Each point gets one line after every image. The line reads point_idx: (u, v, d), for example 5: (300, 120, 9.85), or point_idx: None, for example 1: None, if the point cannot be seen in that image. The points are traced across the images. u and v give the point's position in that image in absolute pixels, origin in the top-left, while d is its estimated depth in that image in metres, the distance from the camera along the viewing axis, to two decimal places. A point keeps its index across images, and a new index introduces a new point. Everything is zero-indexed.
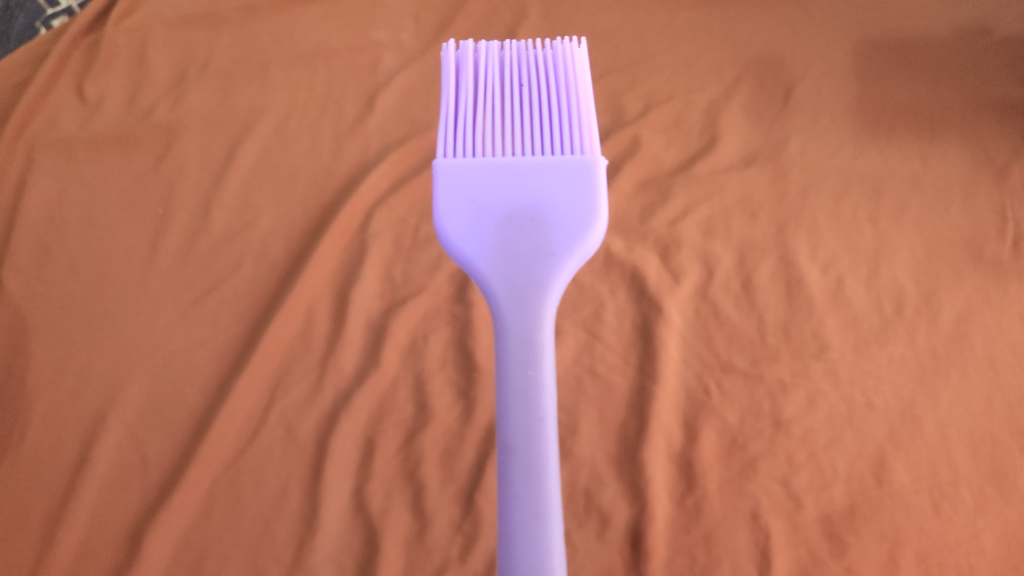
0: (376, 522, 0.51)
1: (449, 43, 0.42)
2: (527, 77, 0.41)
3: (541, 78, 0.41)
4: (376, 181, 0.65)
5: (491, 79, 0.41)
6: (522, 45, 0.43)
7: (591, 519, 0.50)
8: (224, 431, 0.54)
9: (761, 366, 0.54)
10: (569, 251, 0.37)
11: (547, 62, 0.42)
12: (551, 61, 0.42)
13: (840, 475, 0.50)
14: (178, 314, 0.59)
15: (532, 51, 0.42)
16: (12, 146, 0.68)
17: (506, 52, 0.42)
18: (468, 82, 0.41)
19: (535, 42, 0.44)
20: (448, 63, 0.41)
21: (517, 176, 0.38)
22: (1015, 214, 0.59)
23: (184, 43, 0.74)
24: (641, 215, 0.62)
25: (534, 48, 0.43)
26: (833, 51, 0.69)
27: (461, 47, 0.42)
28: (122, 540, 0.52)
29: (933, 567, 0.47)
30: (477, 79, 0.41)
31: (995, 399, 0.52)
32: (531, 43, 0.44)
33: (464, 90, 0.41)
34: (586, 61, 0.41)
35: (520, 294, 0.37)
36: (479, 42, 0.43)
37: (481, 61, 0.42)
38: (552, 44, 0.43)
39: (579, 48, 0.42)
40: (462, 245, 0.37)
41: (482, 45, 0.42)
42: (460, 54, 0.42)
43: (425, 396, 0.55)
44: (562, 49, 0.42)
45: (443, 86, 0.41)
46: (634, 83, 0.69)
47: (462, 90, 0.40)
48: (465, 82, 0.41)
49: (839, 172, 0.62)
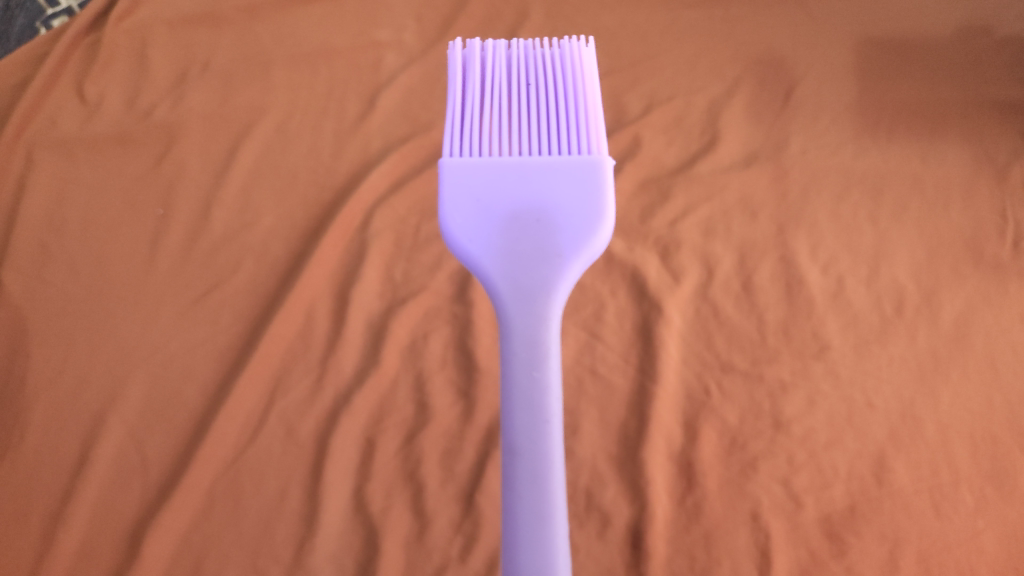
0: (377, 521, 0.51)
1: (455, 40, 0.42)
2: (533, 76, 0.41)
3: (548, 78, 0.41)
4: (376, 181, 0.65)
5: (497, 78, 0.41)
6: (528, 44, 0.43)
7: (591, 519, 0.50)
8: (224, 431, 0.54)
9: (761, 366, 0.54)
10: (575, 251, 0.37)
11: (555, 61, 0.42)
12: (558, 60, 0.42)
13: (840, 475, 0.50)
14: (178, 314, 0.59)
15: (539, 49, 0.42)
16: (12, 146, 0.68)
17: (512, 51, 0.42)
18: (475, 81, 0.41)
19: (542, 40, 0.44)
20: (455, 60, 0.41)
21: (522, 176, 0.38)
22: (1015, 214, 0.59)
23: (185, 43, 0.74)
24: (641, 215, 0.62)
25: (540, 47, 0.42)
26: (834, 51, 0.69)
27: (468, 45, 0.42)
28: (121, 540, 0.52)
29: (933, 568, 0.47)
30: (482, 79, 0.41)
31: (995, 399, 0.52)
32: (537, 42, 0.44)
33: (470, 89, 0.40)
34: (594, 61, 0.41)
35: (526, 294, 0.37)
36: (485, 41, 0.42)
37: (488, 60, 0.41)
38: (559, 42, 0.43)
39: (587, 48, 0.42)
40: (467, 245, 0.37)
41: (488, 43, 0.42)
42: (466, 52, 0.42)
43: (425, 396, 0.55)
44: (570, 48, 0.42)
45: (450, 85, 0.41)
46: (635, 83, 0.69)
47: (468, 90, 0.40)
48: (471, 80, 0.41)
49: (840, 172, 0.62)
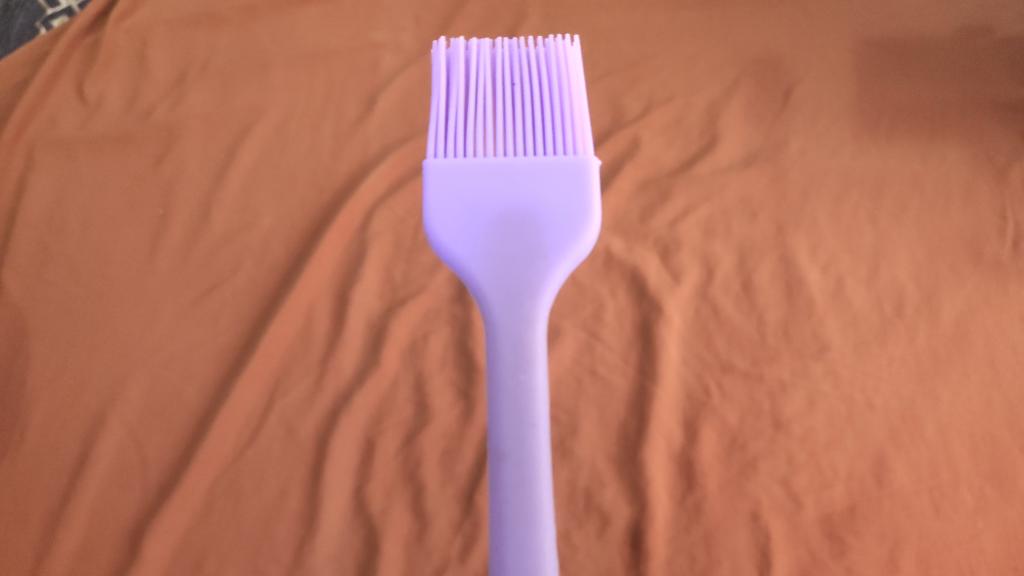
0: (377, 522, 0.51)
1: (440, 39, 0.42)
2: (519, 75, 0.41)
3: (535, 76, 0.41)
4: (376, 181, 0.65)
5: (482, 77, 0.41)
6: (514, 43, 0.43)
7: (591, 520, 0.50)
8: (224, 431, 0.54)
9: (761, 366, 0.54)
10: (562, 253, 0.37)
11: (540, 60, 0.42)
12: (543, 59, 0.42)
13: (840, 475, 0.50)
14: (178, 314, 0.59)
15: (524, 48, 0.42)
16: (12, 146, 0.68)
17: (497, 50, 0.42)
18: (460, 80, 0.41)
19: (528, 38, 0.44)
20: (439, 60, 0.41)
21: (508, 176, 0.38)
22: (1015, 215, 0.59)
23: (184, 43, 0.74)
24: (641, 215, 0.62)
25: (526, 45, 0.42)
26: (832, 51, 0.69)
27: (453, 44, 0.42)
28: (121, 541, 0.52)
29: (933, 568, 0.47)
30: (467, 78, 0.41)
31: (995, 399, 0.52)
32: (524, 40, 0.44)
33: (454, 88, 0.41)
34: (579, 59, 0.41)
35: (512, 297, 0.37)
36: (470, 40, 0.43)
37: (472, 59, 0.41)
38: (544, 41, 0.43)
39: (572, 46, 0.42)
40: (453, 247, 0.38)
41: (473, 43, 0.42)
42: (451, 51, 0.42)
43: (425, 396, 0.55)
44: (556, 47, 0.42)
45: (434, 84, 0.41)
46: (635, 83, 0.69)
47: (453, 90, 0.40)
48: (456, 78, 0.41)
49: (839, 172, 0.62)
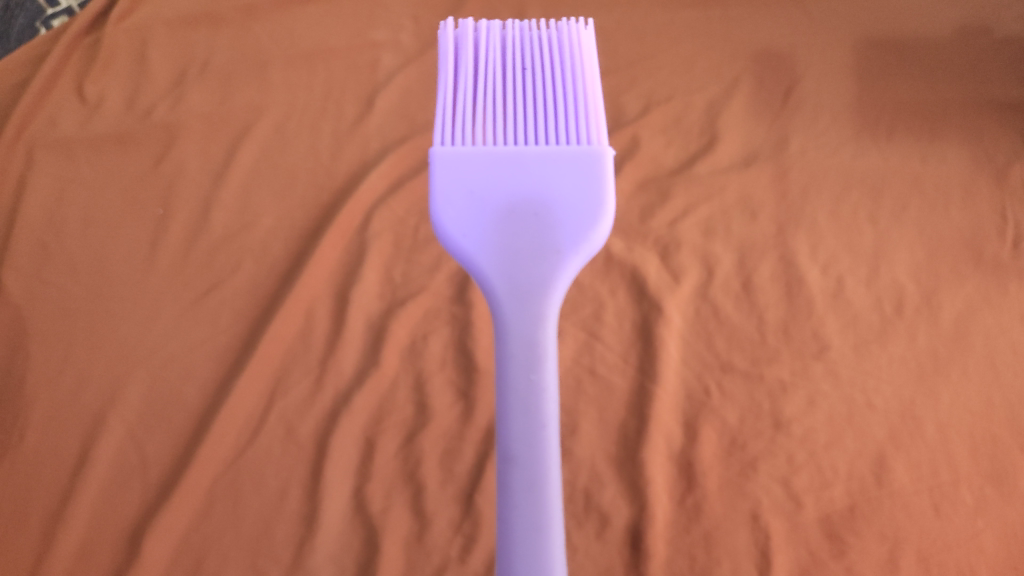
0: (377, 522, 0.51)
1: (448, 20, 0.42)
2: (530, 59, 0.41)
3: (548, 61, 0.41)
4: (375, 181, 0.65)
5: (492, 60, 0.41)
6: (525, 25, 0.43)
7: (590, 520, 0.50)
8: (225, 431, 0.54)
9: (761, 366, 0.54)
10: (575, 247, 0.37)
11: (552, 43, 0.42)
12: (556, 42, 0.42)
13: (840, 475, 0.50)
14: (178, 313, 0.59)
15: (535, 31, 0.42)
16: (12, 146, 0.68)
17: (506, 32, 0.42)
18: (468, 63, 0.40)
19: (538, 22, 0.44)
20: (447, 42, 0.41)
21: (519, 166, 0.37)
22: (1015, 214, 0.59)
23: (183, 42, 0.74)
24: (641, 215, 0.62)
25: (537, 29, 0.42)
26: (833, 50, 0.69)
27: (461, 25, 0.42)
28: (121, 541, 0.52)
29: (933, 567, 0.47)
30: (476, 61, 0.41)
31: (995, 399, 0.52)
32: (533, 23, 0.44)
33: (463, 71, 0.40)
34: (592, 43, 0.41)
35: (522, 293, 0.37)
36: (480, 21, 0.42)
37: (482, 42, 0.41)
38: (555, 25, 0.43)
39: (585, 30, 0.42)
40: (461, 240, 0.37)
41: (482, 25, 0.42)
42: (458, 33, 0.42)
43: (425, 396, 0.55)
44: (567, 31, 0.42)
45: (442, 66, 0.40)
46: (634, 83, 0.69)
47: (461, 72, 0.40)
48: (464, 59, 0.41)
49: (840, 172, 0.62)
